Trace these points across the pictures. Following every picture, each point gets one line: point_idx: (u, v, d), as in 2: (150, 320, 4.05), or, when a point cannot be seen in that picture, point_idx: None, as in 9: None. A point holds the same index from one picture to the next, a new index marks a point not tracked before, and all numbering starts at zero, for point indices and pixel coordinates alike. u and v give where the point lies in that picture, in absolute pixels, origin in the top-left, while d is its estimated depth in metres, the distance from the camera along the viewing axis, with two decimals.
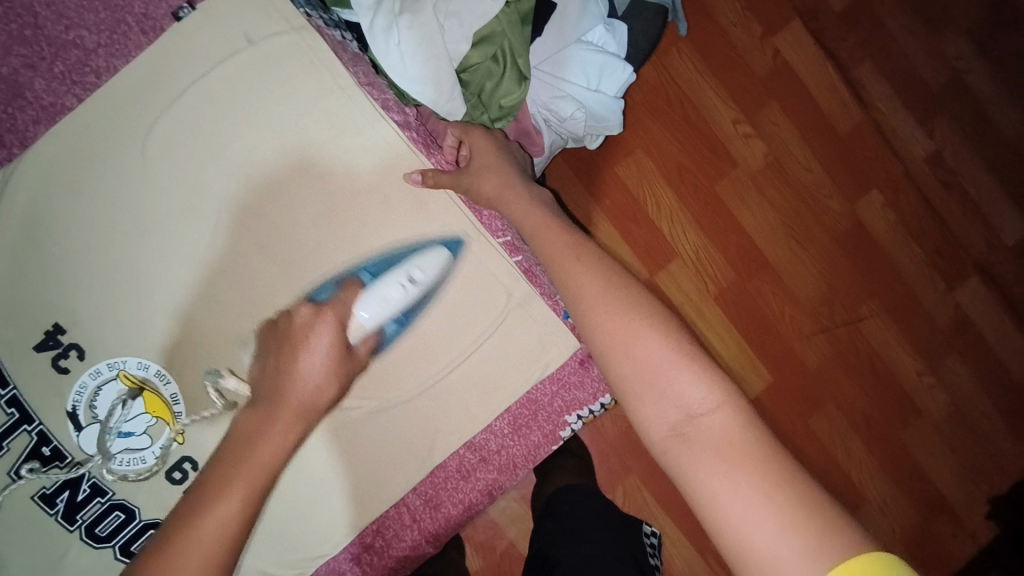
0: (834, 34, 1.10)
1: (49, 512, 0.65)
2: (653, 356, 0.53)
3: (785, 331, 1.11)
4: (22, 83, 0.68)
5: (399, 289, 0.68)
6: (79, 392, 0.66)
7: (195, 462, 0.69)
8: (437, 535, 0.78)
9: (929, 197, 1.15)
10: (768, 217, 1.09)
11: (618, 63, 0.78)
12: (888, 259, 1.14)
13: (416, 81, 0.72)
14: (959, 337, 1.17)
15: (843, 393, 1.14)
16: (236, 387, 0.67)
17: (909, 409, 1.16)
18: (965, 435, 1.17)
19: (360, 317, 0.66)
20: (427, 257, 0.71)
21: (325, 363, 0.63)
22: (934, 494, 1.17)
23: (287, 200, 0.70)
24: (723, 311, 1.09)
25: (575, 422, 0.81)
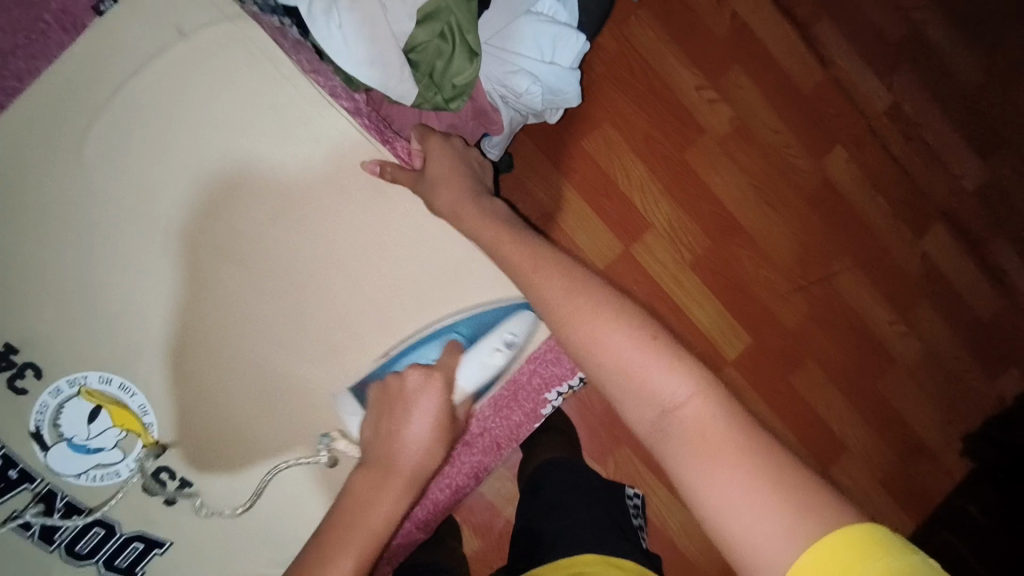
0: None
1: (25, 536, 0.63)
2: (625, 353, 0.53)
3: (762, 294, 1.13)
4: None
5: (498, 353, 0.74)
6: (40, 412, 0.63)
7: (173, 471, 0.67)
8: (426, 521, 0.78)
9: (893, 150, 1.16)
10: (737, 181, 1.10)
11: (569, 32, 0.76)
12: (858, 214, 1.15)
13: (363, 65, 0.68)
14: (930, 286, 1.20)
15: (822, 350, 1.16)
16: (346, 448, 0.70)
17: (885, 359, 1.19)
18: (938, 380, 1.21)
19: (461, 383, 0.72)
20: (516, 319, 0.74)
21: (427, 424, 0.67)
22: (913, 439, 1.21)
23: (244, 200, 0.68)
24: (702, 280, 1.10)
25: (556, 398, 0.80)
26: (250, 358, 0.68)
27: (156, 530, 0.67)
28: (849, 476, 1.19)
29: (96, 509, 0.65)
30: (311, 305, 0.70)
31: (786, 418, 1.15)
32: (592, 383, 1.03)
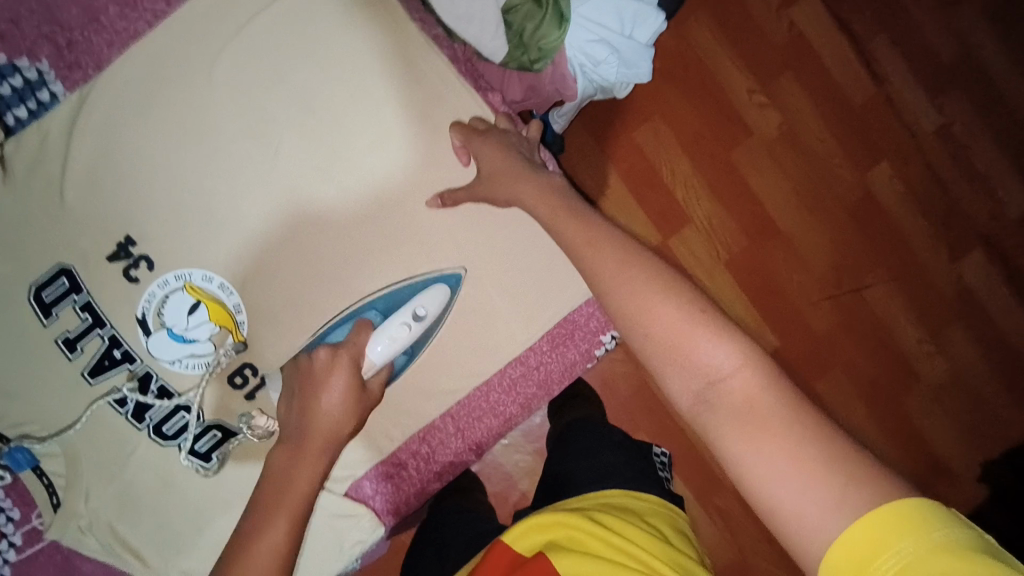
0: (851, 8, 1.12)
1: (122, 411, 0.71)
2: (677, 323, 0.55)
3: (791, 300, 1.14)
4: (96, 7, 0.71)
5: (404, 325, 0.69)
6: (148, 300, 0.71)
7: (254, 369, 0.74)
8: (479, 444, 0.83)
9: (938, 171, 1.17)
10: (780, 185, 1.11)
11: (650, 10, 0.80)
12: (896, 230, 1.16)
13: (463, 19, 0.76)
14: (963, 308, 1.19)
15: (847, 361, 1.17)
16: (265, 423, 0.72)
17: (911, 376, 1.19)
18: (964, 405, 1.21)
19: (372, 354, 0.68)
20: (432, 292, 0.72)
21: (341, 391, 0.66)
22: (931, 462, 1.20)
23: (345, 130, 0.74)
24: (733, 279, 1.12)
25: (608, 342, 0.85)
26: (305, 316, 0.75)
27: (234, 421, 0.74)
28: None
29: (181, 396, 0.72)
30: (338, 289, 0.75)
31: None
32: (618, 368, 1.05)
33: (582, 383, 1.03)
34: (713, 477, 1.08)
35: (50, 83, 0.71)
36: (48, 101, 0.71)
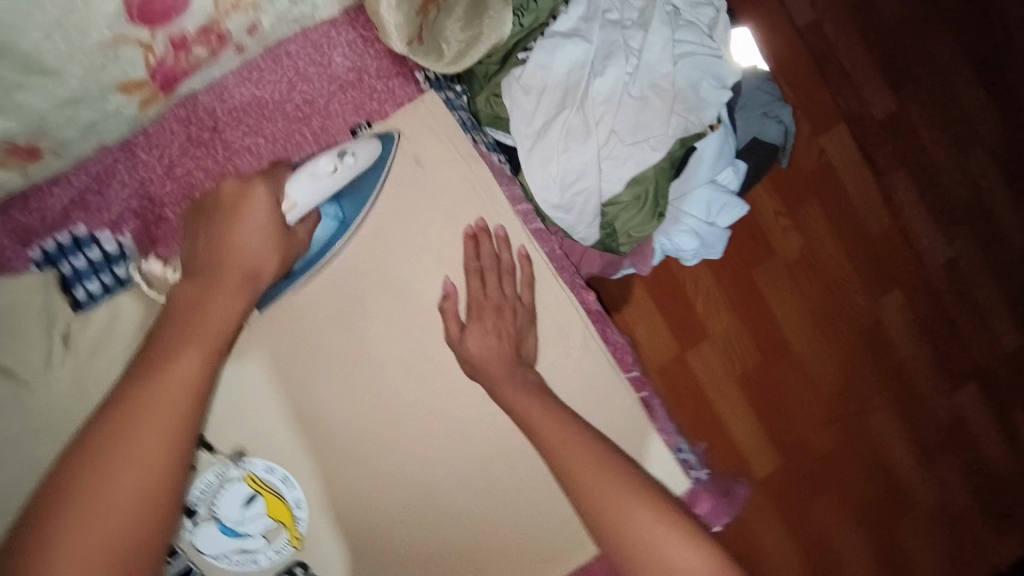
0: (875, 141, 1.16)
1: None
2: (644, 523, 0.54)
3: (797, 419, 1.13)
4: (194, 186, 0.70)
5: (327, 159, 0.64)
6: (203, 490, 0.66)
7: (307, 566, 0.69)
8: None
9: (943, 304, 1.19)
10: (795, 307, 1.13)
11: (735, 202, 0.84)
12: (899, 357, 1.17)
13: (562, 210, 0.76)
14: (954, 436, 1.20)
15: (847, 482, 1.15)
16: (155, 267, 0.66)
17: (903, 501, 1.18)
18: (953, 531, 1.19)
19: (293, 191, 0.63)
20: (368, 141, 0.68)
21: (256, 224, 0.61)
22: None
23: (429, 322, 0.72)
24: (742, 396, 1.11)
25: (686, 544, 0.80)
26: (372, 509, 0.70)
27: None
28: None
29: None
30: (391, 492, 0.70)
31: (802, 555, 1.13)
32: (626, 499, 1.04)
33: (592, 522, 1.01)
34: None
35: (130, 258, 0.67)
36: (123, 277, 0.67)
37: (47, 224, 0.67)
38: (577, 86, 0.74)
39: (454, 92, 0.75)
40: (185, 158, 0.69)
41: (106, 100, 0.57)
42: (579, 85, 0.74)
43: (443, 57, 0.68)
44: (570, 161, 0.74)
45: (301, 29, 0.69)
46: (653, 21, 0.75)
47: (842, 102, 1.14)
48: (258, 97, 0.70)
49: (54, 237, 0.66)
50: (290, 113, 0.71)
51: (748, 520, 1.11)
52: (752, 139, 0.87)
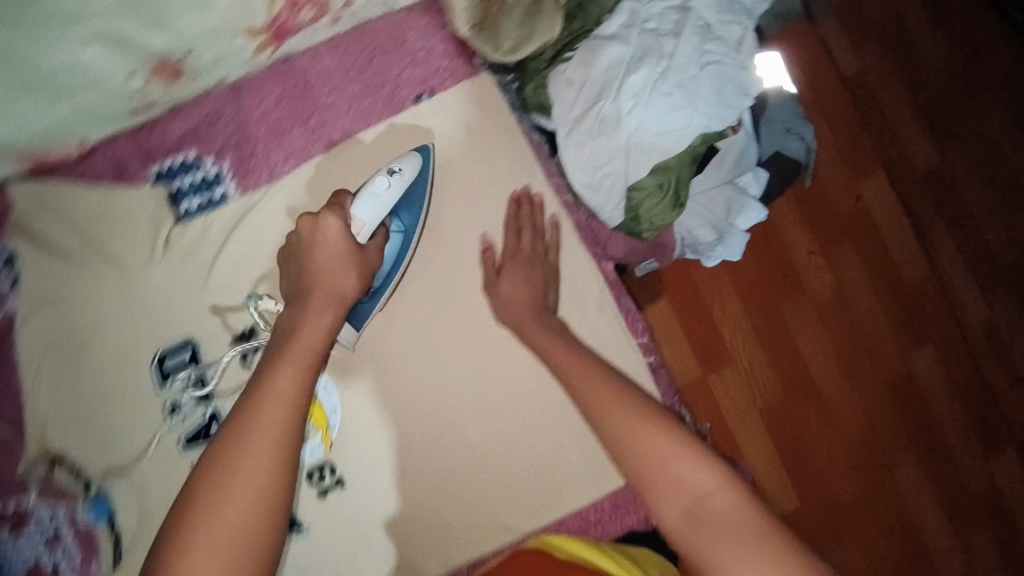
0: (914, 189, 1.17)
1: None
2: (660, 446, 0.58)
3: (813, 460, 1.11)
4: (284, 129, 0.84)
5: (380, 179, 0.75)
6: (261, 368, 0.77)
7: (334, 468, 0.82)
8: None
9: (982, 367, 1.15)
10: (824, 346, 1.13)
11: (755, 206, 0.88)
12: (931, 415, 1.13)
13: (593, 191, 0.82)
14: (986, 509, 1.12)
15: (860, 534, 1.11)
16: (270, 309, 0.78)
17: (924, 562, 1.11)
18: None
19: (357, 214, 0.74)
20: (409, 157, 0.78)
21: (330, 262, 0.71)
22: None
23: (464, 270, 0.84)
24: (758, 426, 1.11)
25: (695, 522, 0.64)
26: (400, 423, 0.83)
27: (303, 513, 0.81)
28: None
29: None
30: (418, 414, 0.83)
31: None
32: None
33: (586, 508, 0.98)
34: None
35: (224, 181, 0.83)
36: (218, 197, 0.83)
37: (164, 146, 0.83)
38: (612, 82, 0.78)
39: (506, 79, 0.87)
40: (278, 107, 0.84)
41: (234, 40, 0.73)
42: (613, 82, 0.78)
43: (500, 47, 0.81)
44: (599, 147, 0.79)
45: (383, 13, 0.84)
46: (685, 29, 0.77)
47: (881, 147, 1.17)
48: (341, 65, 0.84)
49: (169, 158, 0.83)
50: (370, 78, 0.85)
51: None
52: (775, 150, 0.92)
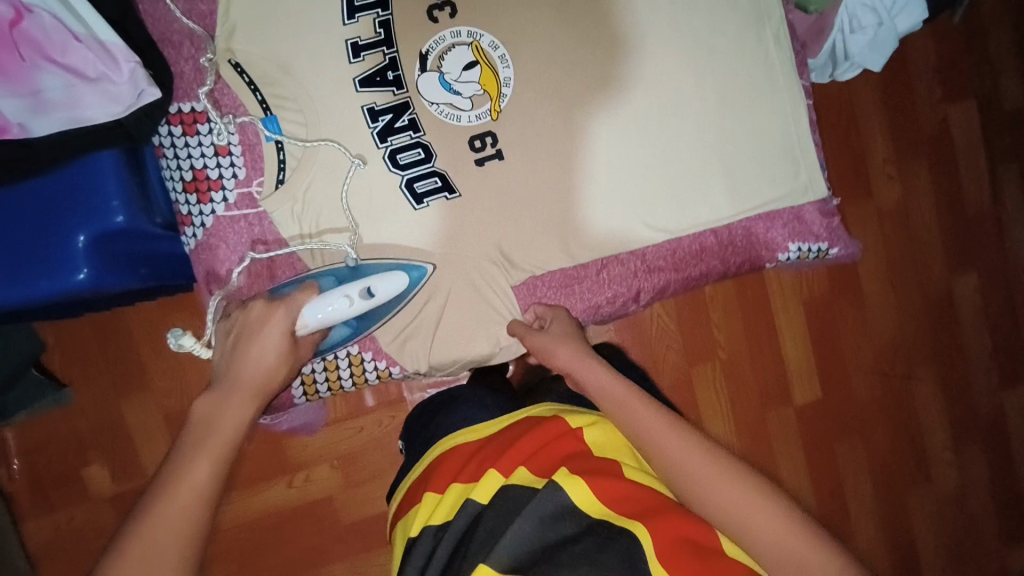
0: (950, 92, 1.11)
1: (354, 91, 0.48)
2: (607, 376, 0.47)
3: (846, 361, 1.10)
4: None
5: (344, 295, 0.46)
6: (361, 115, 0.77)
7: None
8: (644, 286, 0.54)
9: (960, 284, 1.15)
10: (877, 246, 1.11)
11: None
12: (956, 339, 1.16)
13: None
14: (961, 418, 1.16)
15: (866, 428, 1.11)
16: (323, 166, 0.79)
17: (920, 467, 1.14)
18: (950, 504, 1.16)
19: (305, 315, 0.46)
20: (389, 275, 0.48)
21: (265, 364, 0.45)
22: (912, 557, 1.13)
23: None
24: (804, 322, 1.07)
25: (791, 255, 0.56)
26: (516, 135, 0.50)
27: None
28: None
29: (405, 93, 0.48)
30: (534, 148, 0.50)
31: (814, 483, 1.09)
32: (663, 333, 0.99)
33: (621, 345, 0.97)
34: None
35: None
36: None
37: None
38: None
39: None
40: None
41: None
42: None
43: None
44: None
45: None
46: None
47: (920, 87, 1.10)
48: None
49: None
50: None
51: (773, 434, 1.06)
52: None
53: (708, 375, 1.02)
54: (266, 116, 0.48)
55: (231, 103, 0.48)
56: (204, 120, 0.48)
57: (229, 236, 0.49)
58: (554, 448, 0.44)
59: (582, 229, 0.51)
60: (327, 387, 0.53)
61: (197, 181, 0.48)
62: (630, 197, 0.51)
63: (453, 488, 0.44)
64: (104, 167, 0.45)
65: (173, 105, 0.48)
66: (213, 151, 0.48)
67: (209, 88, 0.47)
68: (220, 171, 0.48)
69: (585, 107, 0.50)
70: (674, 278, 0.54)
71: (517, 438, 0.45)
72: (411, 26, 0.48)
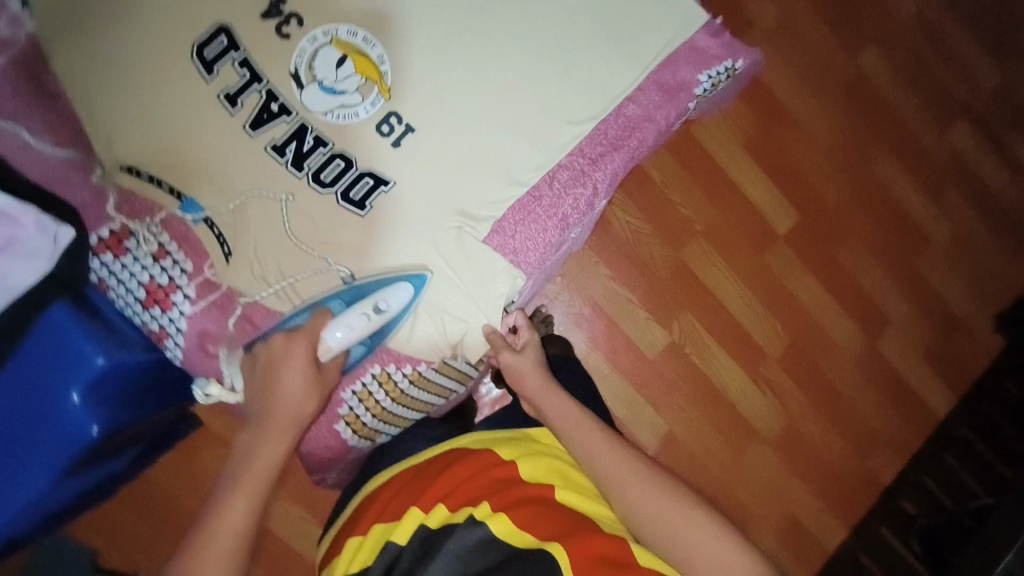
0: None
1: (250, 138, 0.48)
2: (568, 409, 0.51)
3: (808, 176, 1.04)
4: None
5: (363, 313, 0.48)
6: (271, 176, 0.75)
7: None
8: (596, 180, 0.55)
9: (883, 50, 1.09)
10: (779, 63, 1.04)
11: None
12: (887, 104, 1.09)
13: None
14: (947, 172, 1.11)
15: (863, 228, 1.07)
16: None
17: (917, 237, 1.09)
18: (970, 258, 1.11)
19: (327, 338, 0.47)
20: (398, 287, 0.49)
21: (292, 391, 0.46)
22: (955, 321, 1.10)
23: None
24: (751, 162, 1.02)
25: (707, 86, 0.59)
26: (411, 104, 0.50)
27: None
28: (883, 357, 1.07)
29: (296, 117, 0.49)
30: (435, 106, 0.51)
31: (840, 300, 1.05)
32: (634, 235, 0.97)
33: (605, 265, 0.95)
34: (754, 344, 1.01)
35: None
36: None
37: None
38: None
39: None
40: None
41: None
42: None
43: None
44: None
45: None
46: None
47: None
48: None
49: None
50: None
51: (780, 275, 1.03)
52: None
53: (696, 252, 0.99)
54: (182, 201, 0.48)
55: (143, 207, 0.47)
56: (128, 236, 0.47)
57: (210, 327, 0.49)
58: (488, 476, 0.48)
59: (516, 154, 0.53)
60: (371, 416, 0.54)
61: (152, 293, 0.48)
62: (542, 105, 0.53)
63: (377, 527, 0.47)
64: (61, 321, 0.45)
65: (92, 236, 0.47)
66: (152, 260, 0.48)
67: (114, 204, 0.47)
68: (168, 274, 0.48)
69: (459, 49, 0.51)
70: (620, 156, 0.56)
71: (453, 468, 0.49)
72: (268, 54, 0.48)
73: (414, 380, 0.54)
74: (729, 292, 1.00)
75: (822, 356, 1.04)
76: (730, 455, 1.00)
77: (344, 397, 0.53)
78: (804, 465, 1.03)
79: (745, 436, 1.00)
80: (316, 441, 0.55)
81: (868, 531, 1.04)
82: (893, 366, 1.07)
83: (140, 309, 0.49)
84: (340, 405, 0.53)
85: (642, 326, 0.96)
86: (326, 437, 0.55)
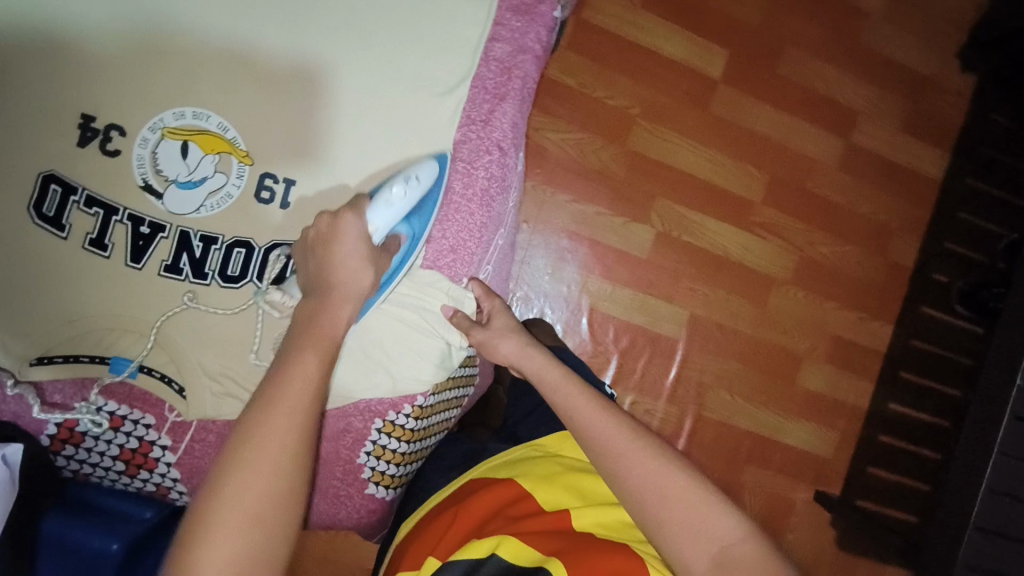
0: None
1: (138, 270, 0.45)
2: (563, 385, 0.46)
3: (719, 7, 0.97)
4: None
5: (397, 183, 0.44)
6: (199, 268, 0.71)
7: None
8: (496, 141, 0.51)
9: None
10: None
11: None
12: None
13: None
14: None
15: (795, 30, 1.00)
16: None
17: (851, 15, 1.02)
18: (912, 8, 1.04)
19: (374, 219, 0.42)
20: (422, 163, 0.46)
21: (341, 284, 0.39)
22: (919, 79, 1.05)
23: None
24: (657, 21, 0.94)
25: None
26: (276, 159, 0.46)
27: None
28: (864, 149, 1.03)
29: (171, 228, 0.44)
30: (301, 147, 0.46)
31: (801, 114, 1.00)
32: (575, 149, 0.91)
33: (561, 191, 0.91)
34: (737, 198, 0.98)
35: None
36: None
37: None
38: None
39: None
40: None
41: None
42: None
43: None
44: None
45: None
46: None
47: None
48: None
49: None
50: None
51: (733, 119, 0.97)
52: None
53: (643, 136, 0.94)
54: (108, 364, 0.45)
55: (75, 387, 0.45)
56: (76, 421, 0.45)
57: (202, 463, 0.48)
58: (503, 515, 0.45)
59: (408, 152, 0.48)
60: (394, 464, 0.54)
61: (130, 459, 0.47)
62: (408, 90, 0.48)
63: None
64: (57, 529, 0.44)
65: (42, 438, 0.45)
66: (111, 431, 0.46)
67: (38, 402, 0.44)
68: (134, 435, 0.47)
69: (294, 78, 0.45)
70: (510, 104, 0.51)
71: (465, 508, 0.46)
72: (109, 179, 0.43)
73: (418, 415, 0.52)
74: (692, 159, 0.96)
75: (806, 178, 1.01)
76: (758, 310, 0.99)
77: (362, 462, 0.53)
78: (829, 286, 1.02)
79: (763, 287, 0.99)
80: (357, 509, 0.56)
81: (912, 315, 1.04)
82: (876, 154, 1.04)
83: (129, 479, 0.49)
84: (362, 470, 0.53)
85: (623, 231, 0.93)
86: (363, 502, 0.55)
